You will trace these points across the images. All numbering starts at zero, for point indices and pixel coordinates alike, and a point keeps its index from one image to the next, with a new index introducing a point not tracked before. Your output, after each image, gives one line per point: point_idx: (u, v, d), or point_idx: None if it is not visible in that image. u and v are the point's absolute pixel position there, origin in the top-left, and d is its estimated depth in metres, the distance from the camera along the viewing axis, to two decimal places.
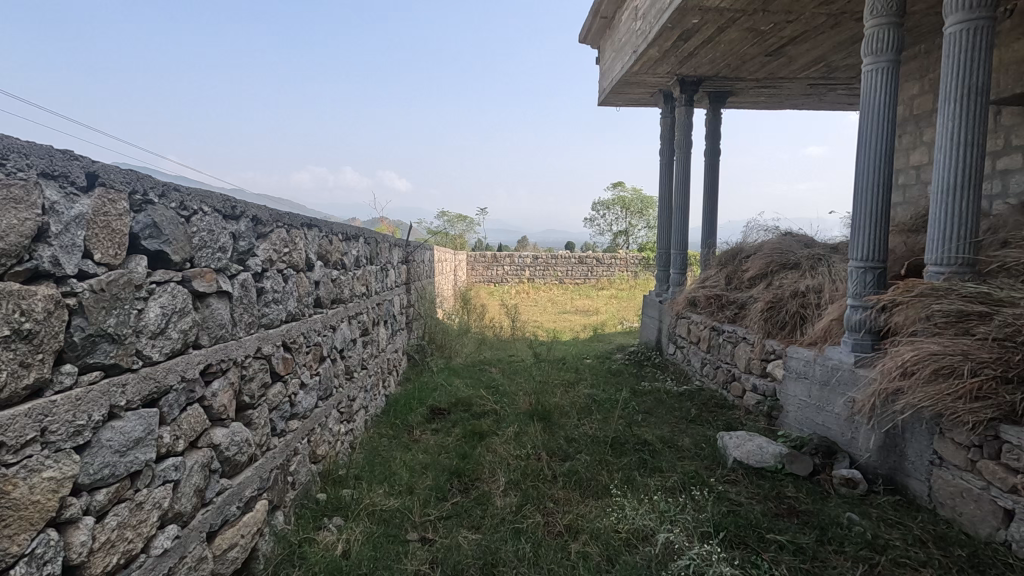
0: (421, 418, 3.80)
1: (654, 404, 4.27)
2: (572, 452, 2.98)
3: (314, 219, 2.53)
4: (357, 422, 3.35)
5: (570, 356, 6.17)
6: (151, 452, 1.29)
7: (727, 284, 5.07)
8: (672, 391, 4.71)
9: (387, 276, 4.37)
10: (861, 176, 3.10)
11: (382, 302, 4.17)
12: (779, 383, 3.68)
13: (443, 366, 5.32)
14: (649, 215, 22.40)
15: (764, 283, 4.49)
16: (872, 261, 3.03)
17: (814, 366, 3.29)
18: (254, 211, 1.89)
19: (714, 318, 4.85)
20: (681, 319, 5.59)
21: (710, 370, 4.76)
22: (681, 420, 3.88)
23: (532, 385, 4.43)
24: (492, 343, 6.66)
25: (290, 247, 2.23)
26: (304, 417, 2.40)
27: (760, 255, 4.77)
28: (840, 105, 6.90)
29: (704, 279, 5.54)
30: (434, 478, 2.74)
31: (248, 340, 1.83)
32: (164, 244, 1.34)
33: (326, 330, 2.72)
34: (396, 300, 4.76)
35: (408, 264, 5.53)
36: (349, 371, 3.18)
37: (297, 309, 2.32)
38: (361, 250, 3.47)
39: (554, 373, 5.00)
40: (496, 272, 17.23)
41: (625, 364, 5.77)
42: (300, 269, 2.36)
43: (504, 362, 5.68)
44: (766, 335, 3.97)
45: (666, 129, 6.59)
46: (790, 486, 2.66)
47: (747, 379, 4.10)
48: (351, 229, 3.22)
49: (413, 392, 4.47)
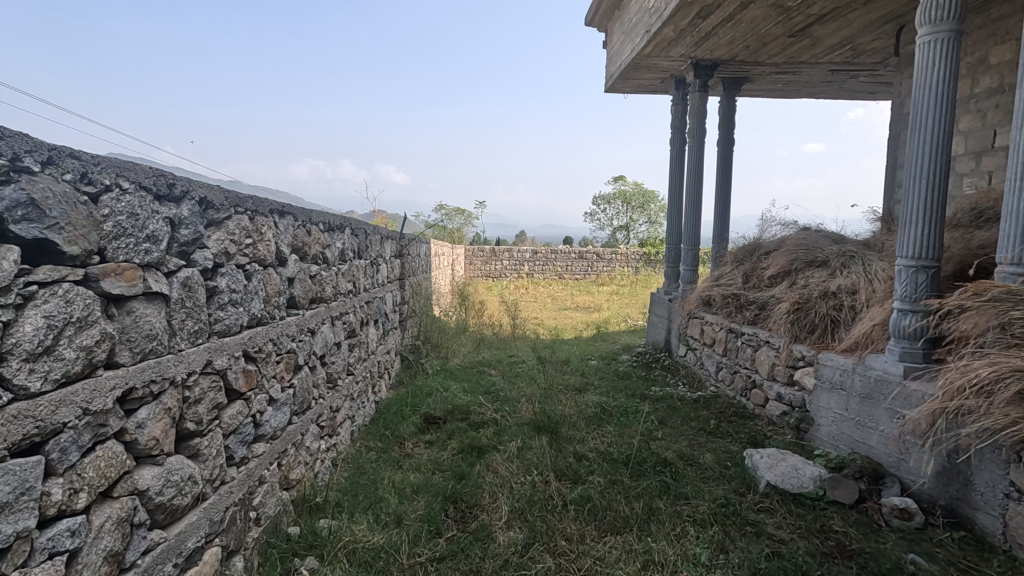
0: (414, 428, 3.45)
1: (668, 412, 3.93)
2: (583, 474, 2.63)
3: (286, 205, 2.16)
4: (342, 435, 3.00)
5: (575, 357, 5.83)
6: (28, 519, 0.94)
7: (745, 282, 4.71)
8: (686, 397, 4.36)
9: (377, 271, 4.01)
10: (914, 163, 2.73)
11: (372, 300, 3.80)
12: (810, 393, 3.33)
13: (439, 368, 4.96)
14: (650, 210, 22.02)
15: (789, 283, 4.13)
16: (925, 259, 2.67)
17: (853, 377, 2.94)
18: (204, 192, 1.53)
19: (731, 319, 4.50)
20: (693, 319, 5.23)
21: (727, 375, 4.42)
22: (700, 432, 3.53)
23: (536, 391, 4.08)
24: (492, 343, 6.30)
25: (255, 238, 1.86)
26: (273, 438, 2.04)
27: (783, 253, 4.41)
28: (860, 93, 6.53)
29: (718, 277, 5.19)
30: (427, 505, 2.39)
31: (193, 353, 1.46)
32: (49, 230, 0.98)
33: (303, 334, 2.36)
34: (388, 298, 4.40)
35: (402, 258, 5.16)
36: (332, 378, 2.82)
37: (264, 312, 1.96)
38: (347, 242, 3.09)
39: (559, 376, 4.65)
40: (494, 266, 16.87)
41: (633, 367, 5.43)
42: (268, 265, 1.99)
43: (504, 364, 5.33)
44: (793, 339, 3.62)
45: (677, 117, 6.21)
46: (836, 518, 2.32)
47: (771, 387, 3.76)
48: (334, 219, 2.84)
49: (407, 397, 4.11)
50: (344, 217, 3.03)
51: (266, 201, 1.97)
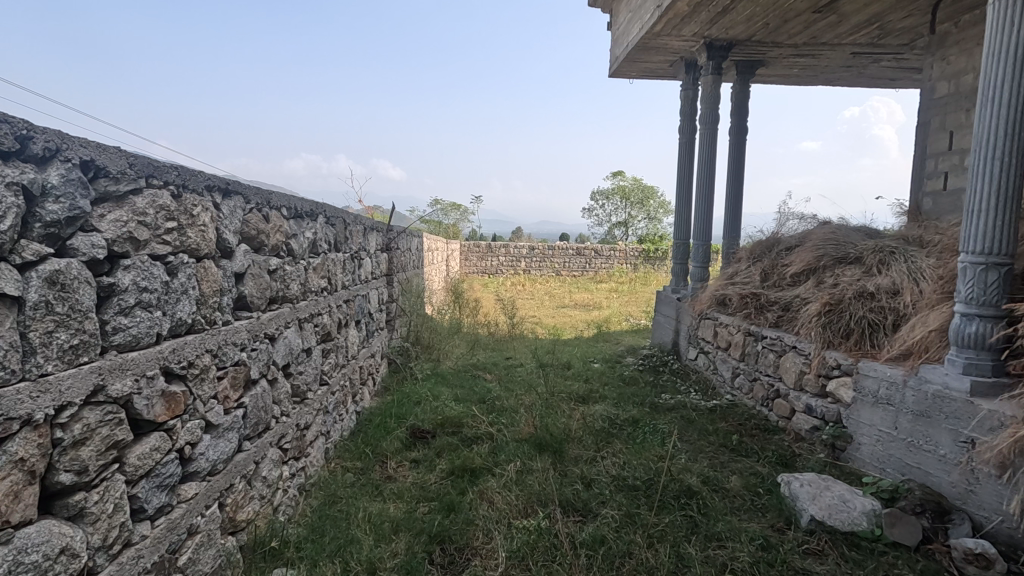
0: (398, 445, 3.04)
1: (682, 425, 3.54)
2: (594, 507, 2.24)
3: (231, 182, 1.73)
4: (313, 455, 2.59)
5: (577, 359, 5.43)
6: None
7: (764, 280, 4.32)
8: (700, 407, 3.97)
9: (360, 266, 3.59)
10: (983, 142, 2.32)
11: (353, 297, 3.38)
12: (848, 408, 2.94)
13: (429, 373, 4.55)
14: (649, 206, 21.57)
15: (816, 282, 3.74)
16: (996, 255, 2.27)
17: (904, 392, 2.55)
18: (90, 155, 1.11)
19: (750, 320, 4.10)
20: (705, 320, 4.84)
21: (745, 383, 4.03)
22: (721, 451, 3.14)
23: (536, 400, 3.68)
24: (487, 344, 5.89)
25: (183, 221, 1.44)
26: (212, 474, 1.63)
27: (808, 248, 4.01)
28: (880, 79, 6.14)
29: (733, 276, 4.79)
30: (407, 547, 1.99)
31: (68, 379, 1.05)
32: None
33: (257, 342, 1.94)
34: (373, 296, 3.98)
35: (390, 252, 4.74)
36: (299, 391, 2.40)
37: (199, 317, 1.54)
38: (320, 232, 2.67)
39: (560, 383, 4.26)
40: (490, 263, 16.45)
41: (639, 371, 5.04)
42: (205, 258, 1.57)
43: (500, 368, 4.93)
44: (825, 345, 3.21)
45: (687, 102, 5.80)
46: (899, 565, 1.93)
47: (799, 398, 3.36)
48: (301, 203, 2.41)
49: (393, 406, 3.71)
50: (315, 203, 2.60)
51: (200, 175, 1.54)
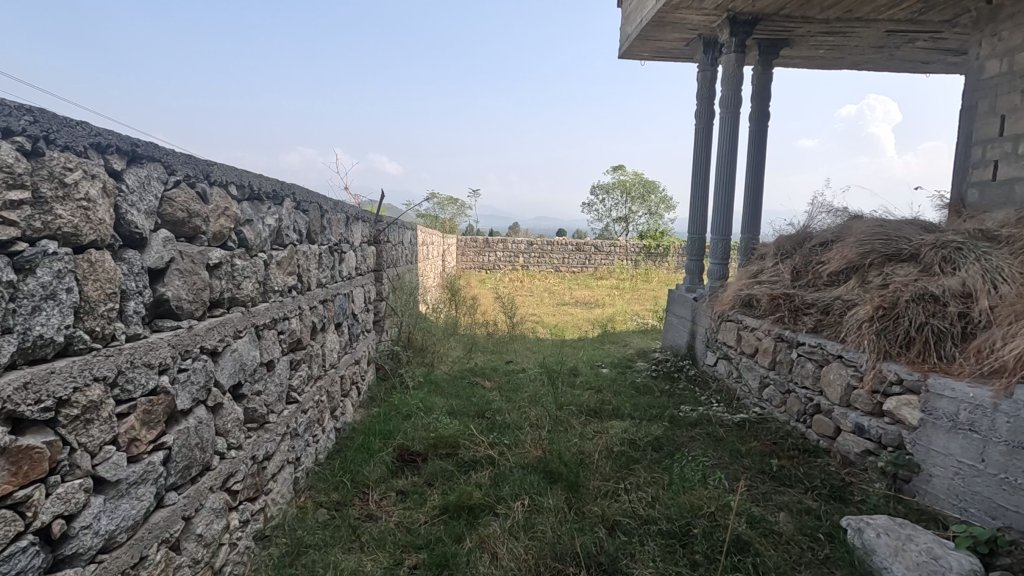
0: (383, 473, 2.59)
1: (710, 445, 3.11)
2: (621, 564, 1.82)
3: (140, 143, 1.26)
4: (276, 490, 2.13)
5: (583, 364, 4.99)
6: None
7: (796, 279, 3.87)
8: (726, 422, 3.53)
9: (342, 260, 3.13)
10: None
11: (332, 297, 2.92)
12: (914, 432, 2.49)
13: (422, 380, 4.09)
14: (650, 201, 20.96)
15: (862, 282, 3.29)
16: None
17: (994, 417, 2.11)
18: None
19: (782, 324, 3.65)
20: (727, 323, 4.39)
21: (778, 395, 3.59)
22: (760, 480, 2.69)
23: (542, 417, 3.24)
24: (486, 346, 5.43)
25: (41, 193, 0.98)
26: (106, 552, 1.16)
27: (850, 244, 3.55)
28: (911, 62, 5.69)
29: (758, 274, 4.34)
30: None
31: None
32: None
33: (189, 361, 1.47)
34: (358, 295, 3.51)
35: (379, 245, 4.27)
36: (254, 417, 1.93)
37: (80, 333, 1.07)
38: (287, 220, 2.19)
39: (568, 393, 3.82)
40: (488, 258, 15.99)
41: (652, 378, 4.59)
42: (91, 249, 1.10)
43: (500, 373, 4.49)
44: (880, 356, 2.75)
45: (705, 84, 5.32)
46: None
47: (847, 416, 2.91)
48: (259, 182, 1.94)
49: (380, 421, 3.27)
50: (280, 182, 2.13)
51: (80, 127, 1.08)
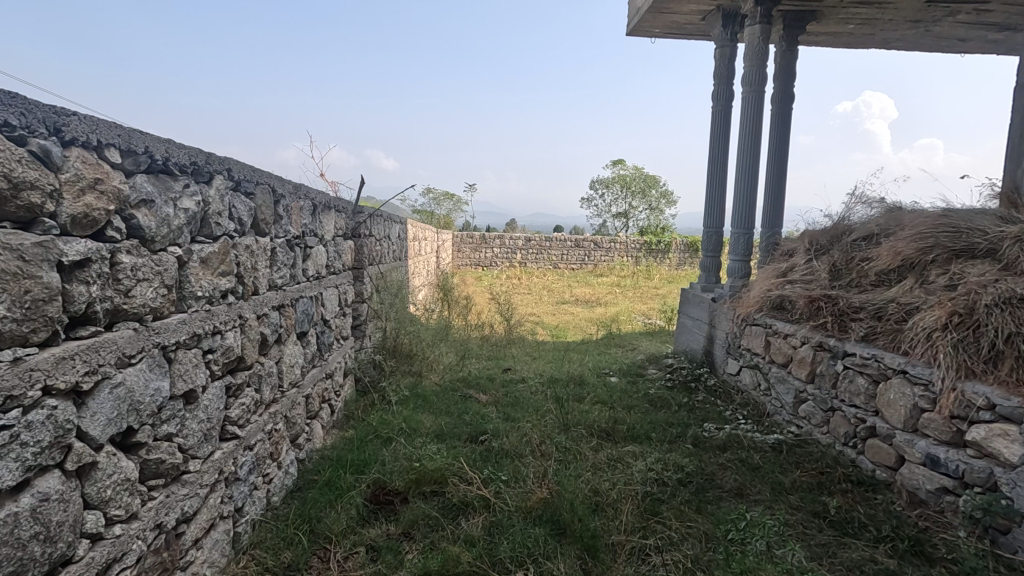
0: (350, 522, 2.08)
1: (748, 479, 2.60)
2: None
3: None
4: (201, 560, 1.61)
5: (589, 372, 4.49)
6: None
7: (837, 279, 3.37)
8: (760, 446, 3.03)
9: (306, 257, 2.61)
10: None
11: (292, 302, 2.40)
12: (1014, 471, 1.99)
13: (407, 393, 3.58)
14: (650, 196, 20.42)
15: (924, 283, 2.80)
16: None
17: None
18: None
19: (823, 330, 3.15)
20: (753, 328, 3.88)
21: (820, 414, 3.09)
22: (816, 528, 2.19)
23: (545, 445, 2.74)
24: (480, 352, 4.91)
25: None
26: None
27: (906, 238, 3.05)
28: (947, 40, 5.19)
29: (788, 272, 3.83)
30: None
31: None
32: None
33: (15, 413, 0.95)
34: (329, 298, 3.00)
35: (359, 240, 3.75)
36: (161, 472, 1.41)
37: None
38: (216, 203, 1.67)
39: (574, 410, 3.32)
40: (484, 254, 15.44)
41: (667, 389, 4.10)
42: None
43: (496, 384, 3.99)
44: (959, 374, 2.25)
45: (724, 61, 4.79)
46: None
47: (915, 445, 2.41)
48: (166, 148, 1.42)
49: (354, 447, 2.76)
50: (206, 152, 1.62)
51: None
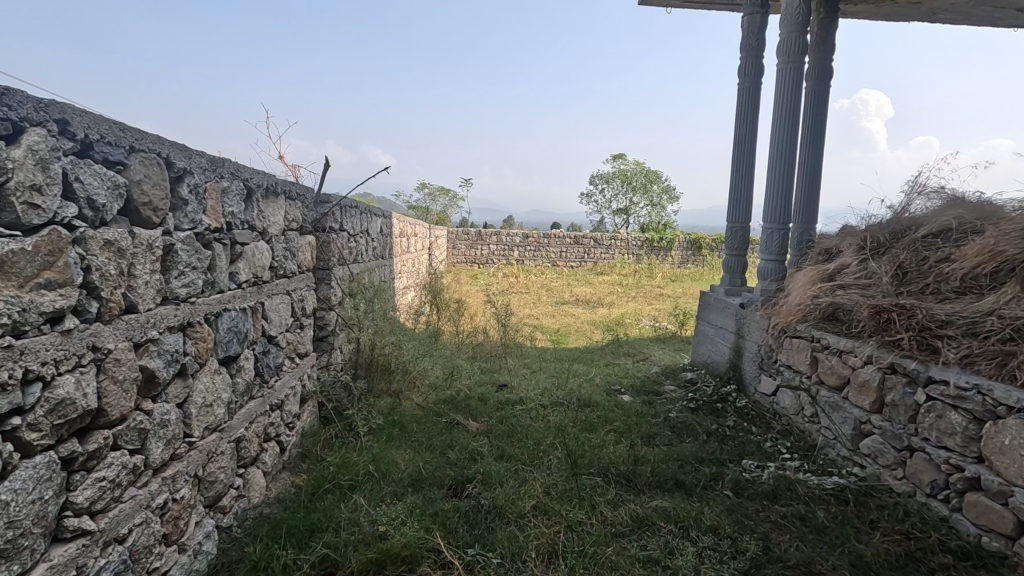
0: None
1: (815, 548, 1.99)
2: None
3: None
4: None
5: (599, 389, 3.86)
6: None
7: (906, 284, 2.74)
8: (820, 494, 2.41)
9: (234, 256, 1.97)
10: None
11: (206, 319, 1.76)
12: None
13: (380, 422, 2.94)
14: (651, 192, 19.75)
15: None
16: None
17: None
18: None
19: (894, 348, 2.52)
20: (794, 341, 3.26)
21: (894, 453, 2.46)
22: None
23: (550, 503, 2.11)
24: (473, 365, 4.28)
25: None
26: None
27: (1003, 235, 2.43)
28: (1003, 10, 4.57)
29: (835, 274, 3.21)
30: None
31: None
32: None
33: None
34: (276, 307, 2.37)
35: (324, 235, 3.10)
36: None
37: None
38: (31, 172, 1.04)
39: (584, 446, 2.69)
40: (480, 252, 14.79)
41: (691, 413, 3.47)
42: None
43: (488, 407, 3.35)
44: None
45: (755, 27, 4.13)
46: None
47: None
48: None
49: (303, 503, 2.13)
50: None
51: None
